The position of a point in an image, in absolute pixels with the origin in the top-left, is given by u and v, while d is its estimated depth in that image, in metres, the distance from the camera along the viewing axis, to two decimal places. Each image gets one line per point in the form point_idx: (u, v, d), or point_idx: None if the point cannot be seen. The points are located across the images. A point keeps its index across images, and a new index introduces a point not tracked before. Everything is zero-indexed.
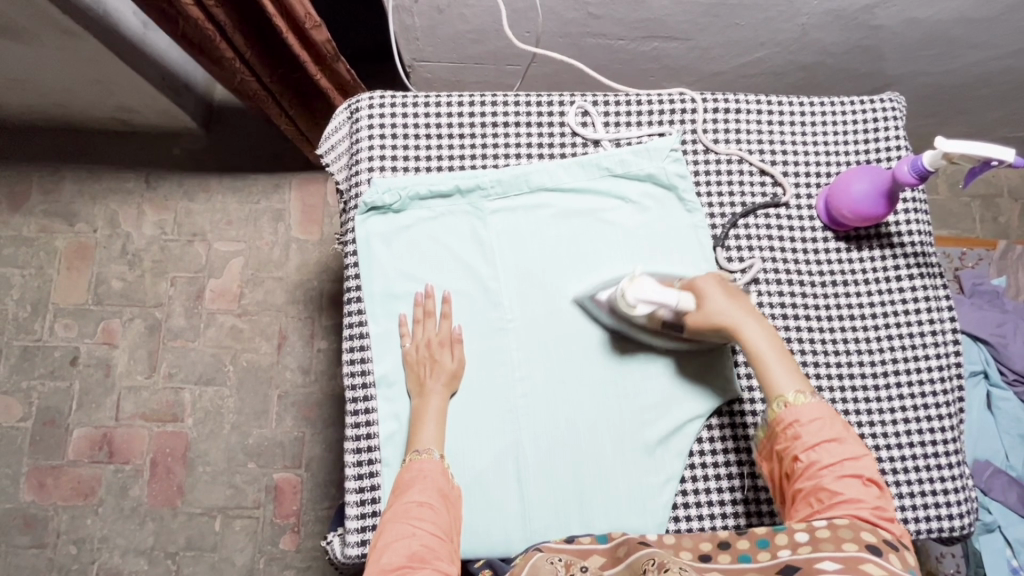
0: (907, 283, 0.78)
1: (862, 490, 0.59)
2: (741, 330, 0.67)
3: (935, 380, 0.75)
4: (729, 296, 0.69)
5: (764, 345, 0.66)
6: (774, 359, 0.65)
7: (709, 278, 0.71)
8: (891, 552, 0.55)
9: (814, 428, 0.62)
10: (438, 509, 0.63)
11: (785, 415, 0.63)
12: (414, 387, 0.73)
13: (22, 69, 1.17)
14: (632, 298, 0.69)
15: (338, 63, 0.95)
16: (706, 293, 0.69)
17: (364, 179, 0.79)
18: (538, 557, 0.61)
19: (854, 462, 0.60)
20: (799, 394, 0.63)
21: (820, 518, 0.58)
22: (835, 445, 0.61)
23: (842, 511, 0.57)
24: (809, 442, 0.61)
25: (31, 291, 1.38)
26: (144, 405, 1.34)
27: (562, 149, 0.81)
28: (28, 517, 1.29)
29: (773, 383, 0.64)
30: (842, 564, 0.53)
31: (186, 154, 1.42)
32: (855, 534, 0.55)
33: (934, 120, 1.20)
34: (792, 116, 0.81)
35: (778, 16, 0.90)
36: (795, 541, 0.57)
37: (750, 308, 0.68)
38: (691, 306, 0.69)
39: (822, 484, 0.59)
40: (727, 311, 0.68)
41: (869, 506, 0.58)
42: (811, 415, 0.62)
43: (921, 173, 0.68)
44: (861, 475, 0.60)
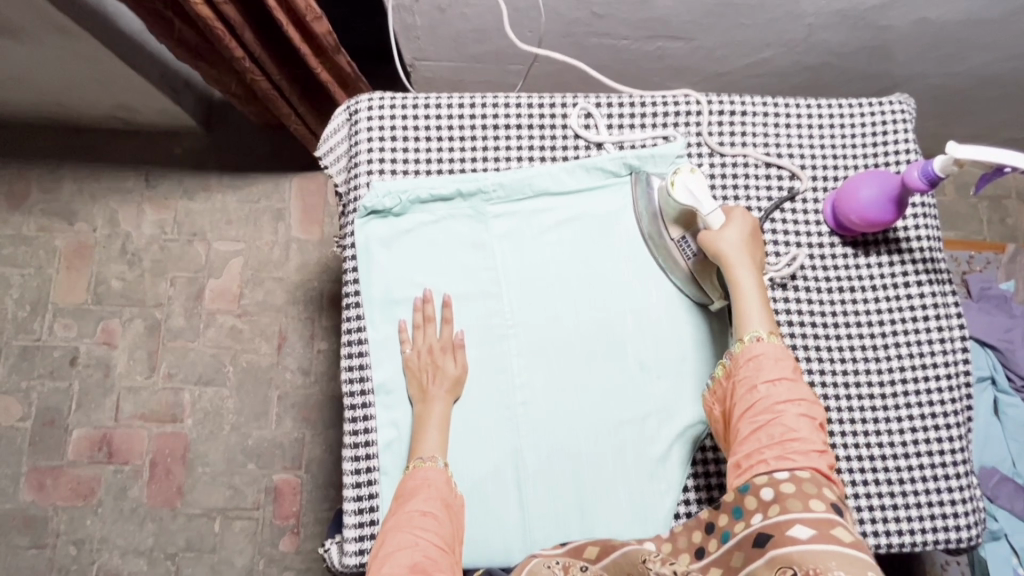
0: (916, 289, 0.76)
1: (814, 432, 0.60)
2: (738, 264, 0.68)
3: (942, 388, 0.74)
4: (749, 237, 0.70)
5: (750, 285, 0.67)
6: (754, 302, 0.67)
7: (746, 216, 0.71)
8: (845, 508, 0.56)
9: (773, 364, 0.63)
10: (441, 519, 0.62)
11: (751, 346, 0.64)
12: (414, 394, 0.72)
13: (21, 67, 1.16)
14: (680, 182, 0.70)
15: (339, 56, 0.92)
16: (735, 218, 0.70)
17: (363, 182, 0.78)
18: (536, 562, 0.61)
19: (811, 405, 0.61)
20: (770, 334, 0.65)
21: (781, 468, 0.58)
22: (791, 385, 0.62)
23: (800, 457, 0.58)
24: (770, 376, 0.62)
25: (30, 291, 1.37)
26: (143, 405, 1.33)
27: (564, 152, 0.79)
28: (28, 517, 1.29)
29: (748, 320, 0.66)
30: (814, 529, 0.52)
31: (186, 153, 1.41)
32: (818, 490, 0.56)
33: (943, 121, 1.18)
34: (799, 119, 0.80)
35: (785, 16, 0.88)
36: (763, 501, 0.56)
37: (754, 258, 0.69)
38: (718, 221, 0.70)
39: (781, 424, 0.60)
40: (738, 246, 0.69)
41: (819, 449, 0.59)
42: (772, 353, 0.63)
43: (931, 178, 0.67)
44: (813, 418, 0.61)
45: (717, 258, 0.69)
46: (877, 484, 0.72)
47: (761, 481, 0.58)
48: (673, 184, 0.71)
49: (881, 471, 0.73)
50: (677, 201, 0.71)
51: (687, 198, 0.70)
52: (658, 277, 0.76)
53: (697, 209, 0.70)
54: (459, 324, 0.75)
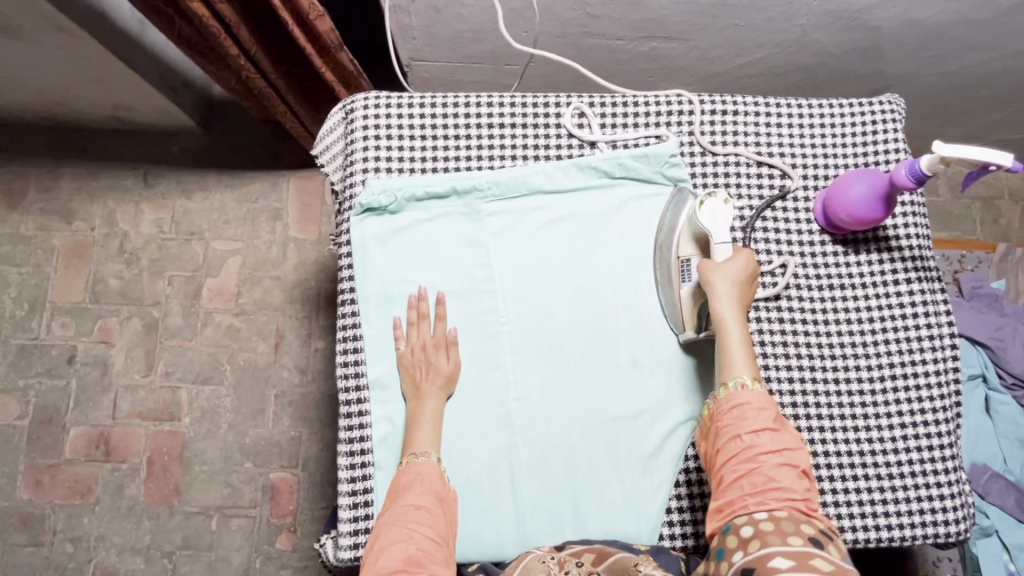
0: (905, 287, 0.77)
1: (796, 479, 0.59)
2: (726, 301, 0.68)
3: (931, 384, 0.75)
4: (746, 281, 0.70)
5: (734, 325, 0.67)
6: (737, 343, 0.66)
7: (749, 262, 0.70)
8: (830, 542, 0.54)
9: (756, 412, 0.62)
10: (434, 512, 0.63)
11: (738, 394, 0.64)
12: (409, 389, 0.73)
13: (20, 66, 1.16)
14: (708, 206, 0.72)
15: (342, 54, 0.93)
16: (739, 259, 0.70)
17: (358, 181, 0.79)
18: (532, 557, 0.64)
19: (793, 451, 0.61)
20: (753, 380, 0.64)
21: (760, 511, 0.57)
22: (774, 433, 0.61)
23: (781, 503, 0.57)
24: (752, 425, 0.62)
25: (29, 290, 1.38)
26: (141, 404, 1.34)
27: (558, 151, 0.80)
28: (25, 515, 1.29)
29: (730, 359, 0.66)
30: (794, 560, 0.52)
31: (184, 152, 1.42)
32: (797, 528, 0.55)
33: (936, 122, 1.19)
34: (791, 118, 0.81)
35: (777, 17, 0.89)
36: (743, 539, 0.56)
37: (743, 302, 0.69)
38: (724, 257, 0.70)
39: (762, 471, 0.59)
40: (732, 284, 0.69)
41: (801, 495, 0.58)
42: (756, 400, 0.63)
43: (918, 177, 0.67)
44: (795, 465, 0.60)
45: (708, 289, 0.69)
46: (866, 479, 0.73)
47: (740, 521, 0.57)
48: (701, 205, 0.72)
49: (870, 466, 0.73)
50: (699, 222, 0.72)
51: (709, 221, 0.71)
52: (649, 274, 0.77)
53: (710, 234, 0.71)
54: (454, 322, 0.76)
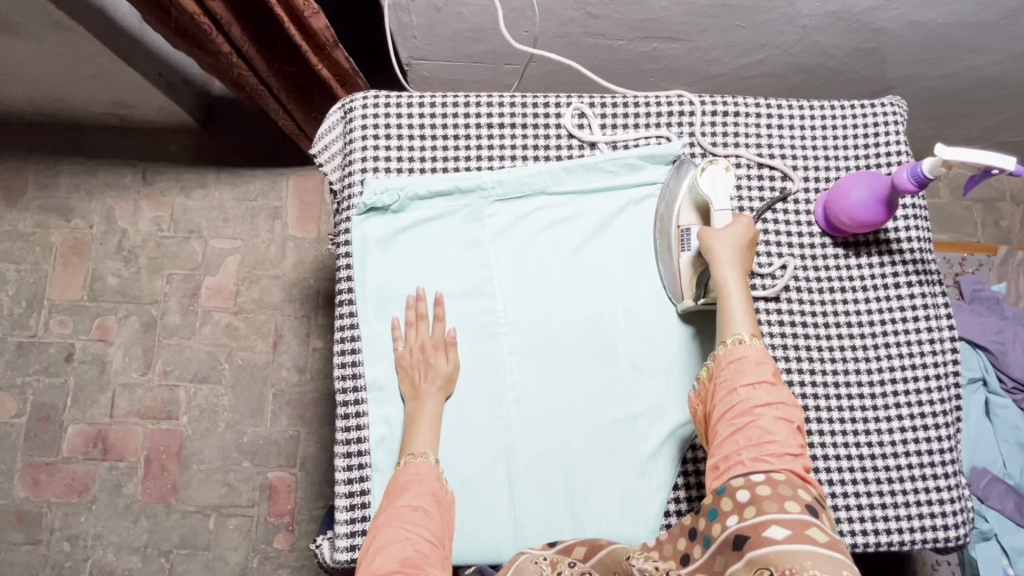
0: (905, 290, 0.77)
1: (791, 436, 0.60)
2: (724, 263, 0.68)
3: (932, 388, 0.75)
4: (747, 246, 0.70)
5: (733, 286, 0.67)
6: (736, 302, 0.67)
7: (751, 227, 0.71)
8: (821, 510, 0.56)
9: (754, 368, 0.62)
10: (432, 513, 0.63)
11: (735, 349, 0.64)
12: (407, 390, 0.72)
13: (19, 63, 1.16)
14: (709, 172, 0.73)
15: (338, 53, 0.93)
16: (740, 222, 0.70)
17: (357, 181, 0.78)
18: (525, 558, 0.63)
19: (790, 407, 0.61)
20: (753, 337, 0.65)
21: (756, 470, 0.58)
22: (770, 388, 0.61)
23: (777, 460, 0.58)
24: (749, 379, 0.61)
25: (27, 287, 1.37)
26: (139, 402, 1.33)
27: (559, 152, 0.80)
28: (22, 513, 1.29)
29: (730, 320, 0.66)
30: (790, 529, 0.53)
31: (183, 150, 1.42)
32: (793, 492, 0.56)
33: (938, 124, 1.19)
34: (792, 120, 0.80)
35: (778, 18, 0.89)
36: (739, 503, 0.56)
37: (744, 266, 0.69)
38: (725, 220, 0.71)
39: (759, 428, 0.59)
40: (733, 246, 0.69)
41: (796, 451, 0.59)
42: (755, 356, 0.63)
43: (920, 180, 0.67)
44: (790, 421, 0.60)
45: (706, 248, 0.70)
46: (865, 483, 0.73)
47: (738, 483, 0.58)
48: (702, 172, 0.73)
49: (869, 469, 0.73)
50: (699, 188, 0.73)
51: (709, 186, 0.72)
52: (650, 275, 0.76)
53: (711, 200, 0.72)
54: (454, 322, 0.75)
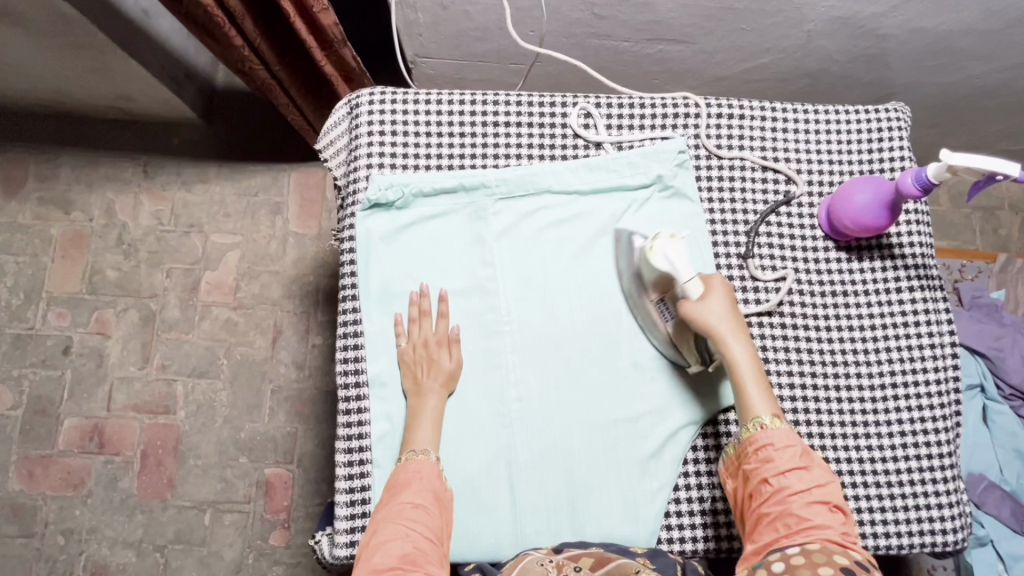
0: (907, 294, 0.77)
1: (829, 516, 0.58)
2: (726, 338, 0.67)
3: (932, 393, 0.75)
4: (731, 307, 0.68)
5: (745, 363, 0.66)
6: (751, 380, 0.66)
7: (724, 285, 0.70)
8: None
9: (785, 454, 0.62)
10: (431, 511, 0.63)
11: (759, 435, 0.63)
12: (409, 386, 0.72)
13: (21, 53, 1.16)
14: (659, 248, 0.69)
15: (345, 49, 0.93)
16: (715, 289, 0.69)
17: (362, 176, 0.78)
18: (531, 558, 0.64)
19: (826, 487, 0.60)
20: (774, 418, 0.64)
21: (794, 546, 0.57)
22: (803, 471, 0.61)
23: (814, 538, 0.57)
24: (779, 467, 0.61)
25: (25, 279, 1.37)
26: (136, 396, 1.33)
27: (564, 150, 0.80)
28: (16, 506, 1.28)
29: (750, 404, 0.65)
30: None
31: (185, 144, 1.41)
32: (830, 561, 0.54)
33: (939, 131, 1.19)
34: (796, 123, 0.81)
35: (784, 22, 0.89)
36: (774, 573, 0.55)
37: (743, 329, 0.68)
38: (701, 295, 0.68)
39: (792, 509, 0.59)
40: (721, 321, 0.67)
41: (835, 530, 0.57)
42: (785, 440, 0.62)
43: (924, 185, 0.67)
44: (827, 501, 0.59)
45: (709, 334, 0.67)
46: (865, 486, 0.73)
47: (773, 557, 0.57)
48: (653, 248, 0.70)
49: (869, 473, 0.73)
50: (656, 268, 0.70)
51: (665, 263, 0.69)
52: None
53: (675, 276, 0.69)
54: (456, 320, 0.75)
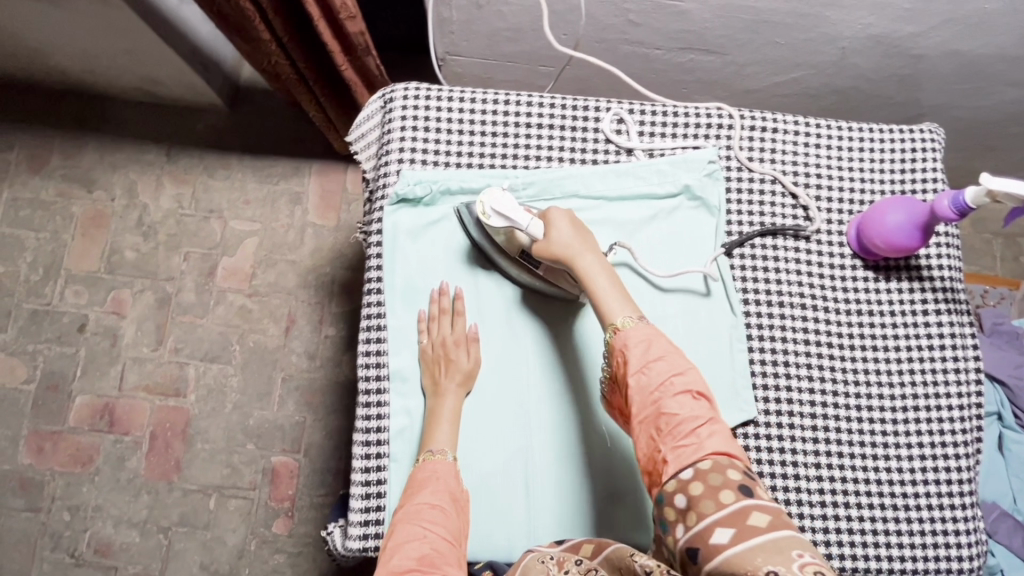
0: (934, 317, 0.77)
1: (695, 405, 0.58)
2: (577, 257, 0.68)
3: (955, 418, 0.75)
4: (578, 229, 0.70)
5: (600, 274, 0.67)
6: (605, 288, 0.66)
7: (562, 212, 0.72)
8: (755, 485, 0.54)
9: (642, 348, 0.62)
10: (448, 511, 0.63)
11: (616, 340, 0.63)
12: (434, 372, 0.73)
13: (56, 31, 1.18)
14: (488, 208, 0.71)
15: (368, 57, 0.95)
16: (557, 222, 0.70)
17: (393, 171, 0.78)
18: (530, 558, 0.61)
19: (686, 375, 0.60)
20: (628, 318, 0.64)
21: (684, 465, 0.56)
22: (661, 365, 0.60)
23: (699, 448, 0.56)
24: (641, 369, 0.60)
25: (45, 255, 1.38)
26: (148, 377, 1.33)
27: (595, 155, 0.80)
28: (24, 480, 1.29)
29: (607, 310, 0.65)
30: (733, 527, 0.50)
31: (209, 129, 1.42)
32: (725, 479, 0.53)
33: (967, 155, 1.18)
34: (830, 139, 0.80)
35: (818, 38, 0.89)
36: (680, 510, 0.53)
37: (593, 245, 0.70)
38: (544, 232, 0.71)
39: (662, 413, 0.58)
40: (567, 243, 0.69)
41: (704, 420, 0.57)
42: (645, 335, 0.63)
43: (961, 209, 0.66)
44: (689, 390, 0.59)
45: (565, 262, 0.69)
46: (883, 508, 0.72)
47: (672, 489, 0.55)
48: (485, 213, 0.71)
49: (887, 494, 0.73)
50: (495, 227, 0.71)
51: (500, 219, 0.70)
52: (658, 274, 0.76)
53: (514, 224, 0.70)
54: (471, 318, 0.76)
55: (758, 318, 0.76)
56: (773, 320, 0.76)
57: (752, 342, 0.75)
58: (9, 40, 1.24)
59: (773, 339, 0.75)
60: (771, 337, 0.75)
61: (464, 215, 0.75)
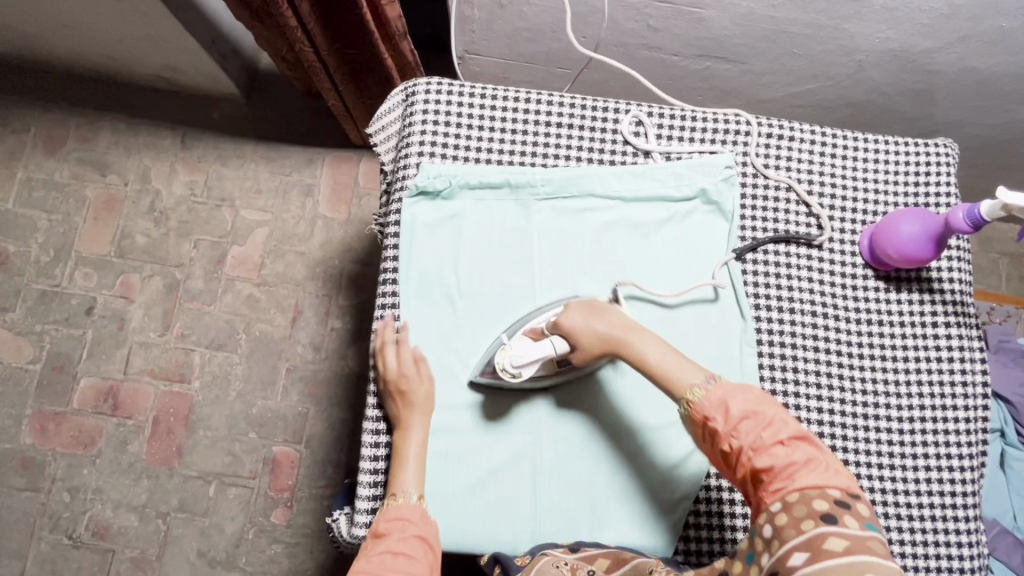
0: (943, 329, 0.77)
1: (786, 452, 0.57)
2: (617, 339, 0.67)
3: (960, 430, 0.75)
4: (593, 314, 0.69)
5: (645, 347, 0.66)
6: (660, 362, 0.65)
7: (569, 311, 0.70)
8: (845, 513, 0.53)
9: (724, 410, 0.60)
10: (415, 558, 0.60)
11: (694, 412, 0.61)
12: (396, 403, 0.71)
13: (79, 15, 1.19)
14: (515, 365, 0.68)
15: (404, 43, 0.97)
16: (576, 326, 0.68)
17: (412, 163, 0.79)
18: (545, 561, 0.64)
19: (777, 425, 0.59)
20: (694, 386, 0.62)
21: (773, 503, 0.56)
22: (749, 418, 0.59)
23: (788, 490, 0.56)
24: (727, 422, 0.59)
25: (56, 236, 1.39)
26: (153, 361, 1.34)
27: (612, 156, 0.81)
28: (25, 459, 1.30)
29: (675, 382, 0.63)
30: (809, 551, 0.51)
31: (224, 118, 1.43)
32: (809, 510, 0.53)
33: (978, 172, 1.19)
34: (845, 149, 0.81)
35: (836, 50, 0.89)
36: (766, 540, 0.55)
37: (616, 319, 0.69)
38: (570, 341, 0.68)
39: (756, 470, 0.58)
40: (599, 333, 0.68)
41: (795, 465, 0.56)
42: (723, 397, 0.60)
43: (976, 222, 0.67)
44: (778, 438, 0.58)
45: (616, 352, 0.68)
46: (887, 518, 0.73)
47: (762, 520, 0.56)
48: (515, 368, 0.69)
49: (892, 504, 0.73)
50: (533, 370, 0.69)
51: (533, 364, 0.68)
52: (670, 279, 0.77)
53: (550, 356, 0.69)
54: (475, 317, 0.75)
55: (768, 324, 0.76)
56: (782, 326, 0.76)
57: (762, 348, 0.76)
58: (32, 22, 1.26)
59: (783, 345, 0.76)
60: (781, 343, 0.76)
61: (479, 381, 0.72)
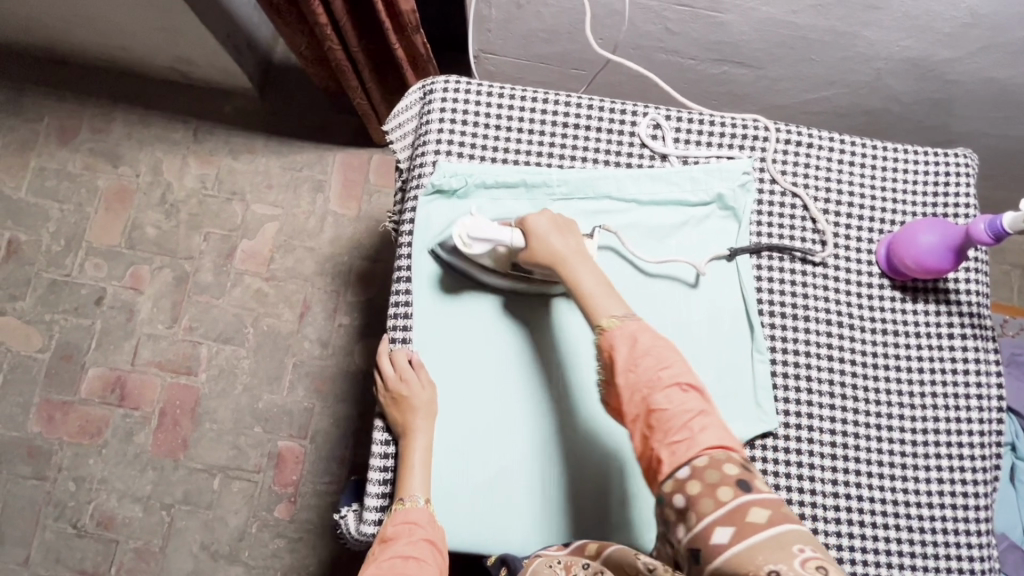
0: (959, 341, 0.77)
1: (683, 397, 0.56)
2: (564, 259, 0.67)
3: (975, 444, 0.75)
4: (559, 229, 0.69)
5: (587, 277, 0.65)
6: (594, 290, 0.64)
7: (541, 215, 0.70)
8: (754, 478, 0.52)
9: (628, 347, 0.59)
10: (424, 562, 0.60)
11: (603, 341, 0.61)
12: (396, 409, 0.72)
13: (96, 7, 1.19)
14: (469, 238, 0.71)
15: (417, 36, 0.94)
16: (539, 229, 0.68)
17: (429, 161, 0.79)
18: (539, 561, 0.63)
19: (675, 368, 0.57)
20: (613, 317, 0.61)
21: (682, 465, 0.53)
22: (648, 361, 0.58)
23: (695, 449, 0.53)
24: (627, 366, 0.58)
25: (67, 227, 1.39)
26: (161, 354, 1.34)
27: (629, 159, 0.80)
28: (32, 448, 1.30)
29: (596, 308, 0.63)
30: (733, 526, 0.48)
31: (236, 113, 1.43)
32: (722, 475, 0.51)
33: (991, 184, 1.18)
34: (863, 157, 0.80)
35: (854, 57, 0.89)
36: (679, 510, 0.51)
37: (575, 243, 0.68)
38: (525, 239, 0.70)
39: (652, 413, 0.56)
40: (551, 248, 0.67)
41: (693, 413, 0.55)
42: (633, 332, 0.60)
43: (997, 233, 0.66)
44: (676, 382, 0.57)
45: (554, 268, 0.67)
46: (898, 530, 0.72)
47: (669, 489, 0.53)
48: (466, 240, 0.71)
49: (903, 516, 0.72)
50: (483, 249, 0.71)
51: (483, 243, 0.71)
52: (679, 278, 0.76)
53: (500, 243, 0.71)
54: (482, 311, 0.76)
55: (782, 330, 0.76)
56: (797, 334, 0.76)
57: (776, 355, 0.75)
58: (49, 13, 1.26)
59: (797, 352, 0.75)
60: (794, 349, 0.75)
61: (440, 253, 0.76)
